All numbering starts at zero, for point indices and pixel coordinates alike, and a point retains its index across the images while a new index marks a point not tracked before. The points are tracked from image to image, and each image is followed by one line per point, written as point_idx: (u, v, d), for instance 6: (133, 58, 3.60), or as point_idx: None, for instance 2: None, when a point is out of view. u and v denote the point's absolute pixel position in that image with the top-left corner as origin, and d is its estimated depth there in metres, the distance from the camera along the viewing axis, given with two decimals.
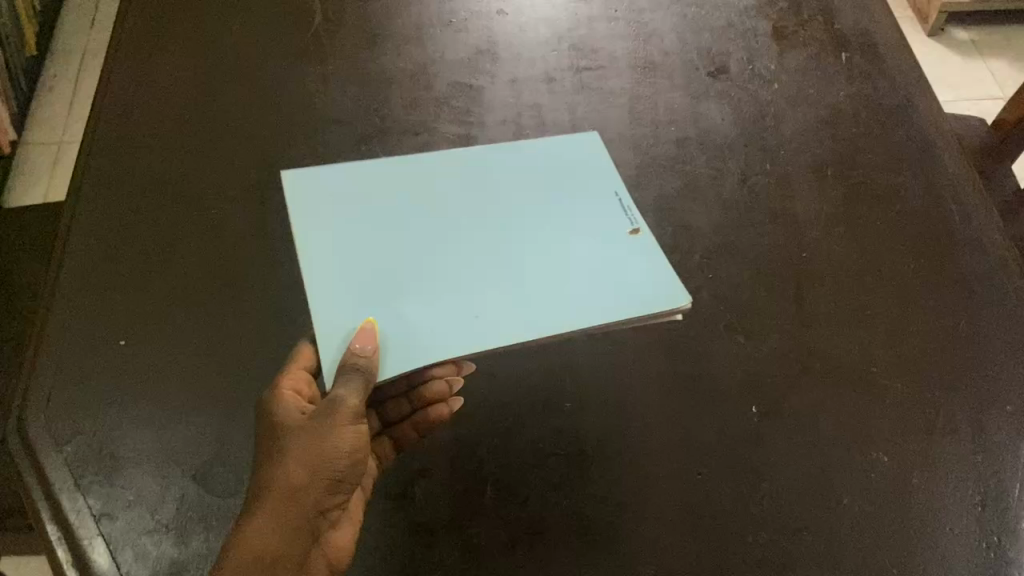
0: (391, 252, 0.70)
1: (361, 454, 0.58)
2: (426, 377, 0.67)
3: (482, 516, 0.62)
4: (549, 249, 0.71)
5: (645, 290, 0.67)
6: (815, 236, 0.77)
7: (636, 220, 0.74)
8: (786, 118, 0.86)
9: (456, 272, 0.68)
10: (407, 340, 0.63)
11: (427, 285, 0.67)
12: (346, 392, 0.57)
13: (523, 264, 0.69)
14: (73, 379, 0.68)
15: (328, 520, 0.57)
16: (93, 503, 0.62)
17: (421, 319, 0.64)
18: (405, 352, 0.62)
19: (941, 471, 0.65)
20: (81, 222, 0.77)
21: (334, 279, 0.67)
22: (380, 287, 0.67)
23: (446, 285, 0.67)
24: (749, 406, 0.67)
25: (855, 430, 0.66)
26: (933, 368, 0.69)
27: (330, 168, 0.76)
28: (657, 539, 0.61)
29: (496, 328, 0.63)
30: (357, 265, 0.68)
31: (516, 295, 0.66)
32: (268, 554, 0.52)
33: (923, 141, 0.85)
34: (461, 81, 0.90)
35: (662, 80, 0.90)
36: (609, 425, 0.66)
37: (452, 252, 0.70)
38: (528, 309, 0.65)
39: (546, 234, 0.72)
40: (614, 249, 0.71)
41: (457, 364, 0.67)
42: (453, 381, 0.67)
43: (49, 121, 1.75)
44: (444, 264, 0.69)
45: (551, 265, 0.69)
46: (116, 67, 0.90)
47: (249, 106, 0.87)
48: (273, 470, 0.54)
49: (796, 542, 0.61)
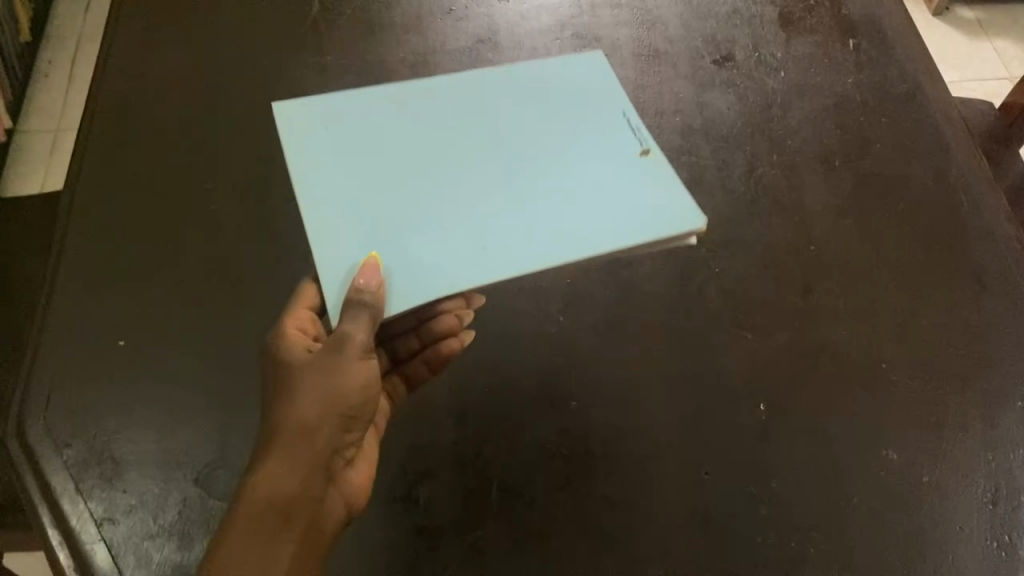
0: (396, 186, 0.68)
1: (372, 391, 0.58)
2: (434, 311, 0.68)
3: (488, 518, 0.61)
4: (559, 179, 0.69)
5: (658, 212, 0.66)
6: (823, 229, 0.76)
7: (645, 141, 0.72)
8: (793, 107, 0.85)
9: (461, 204, 0.67)
10: (416, 273, 0.61)
11: (434, 219, 0.66)
12: (353, 326, 0.57)
13: (533, 194, 0.68)
14: (73, 381, 0.67)
15: (344, 459, 0.58)
16: (95, 508, 0.61)
17: (429, 252, 0.63)
18: (415, 284, 0.61)
19: (951, 469, 0.64)
20: (78, 220, 0.76)
21: (336, 215, 0.66)
22: (386, 222, 0.65)
23: (454, 217, 0.66)
24: (757, 404, 0.66)
25: (864, 427, 0.65)
26: (943, 364, 0.68)
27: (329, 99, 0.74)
28: (666, 540, 0.61)
29: (507, 259, 0.62)
30: (360, 203, 0.67)
31: (526, 225, 0.65)
32: (286, 497, 0.52)
33: (932, 128, 0.83)
34: (462, 71, 0.88)
35: (667, 68, 0.88)
36: (615, 424, 0.65)
37: (458, 186, 0.68)
38: (539, 238, 0.64)
39: (554, 165, 0.70)
40: (626, 173, 0.70)
41: (467, 297, 0.69)
42: (464, 315, 0.68)
43: (46, 107, 1.73)
44: (451, 198, 0.67)
45: (561, 193, 0.68)
46: (110, 61, 0.88)
47: (247, 98, 0.86)
48: (283, 411, 0.55)
49: (805, 543, 0.61)
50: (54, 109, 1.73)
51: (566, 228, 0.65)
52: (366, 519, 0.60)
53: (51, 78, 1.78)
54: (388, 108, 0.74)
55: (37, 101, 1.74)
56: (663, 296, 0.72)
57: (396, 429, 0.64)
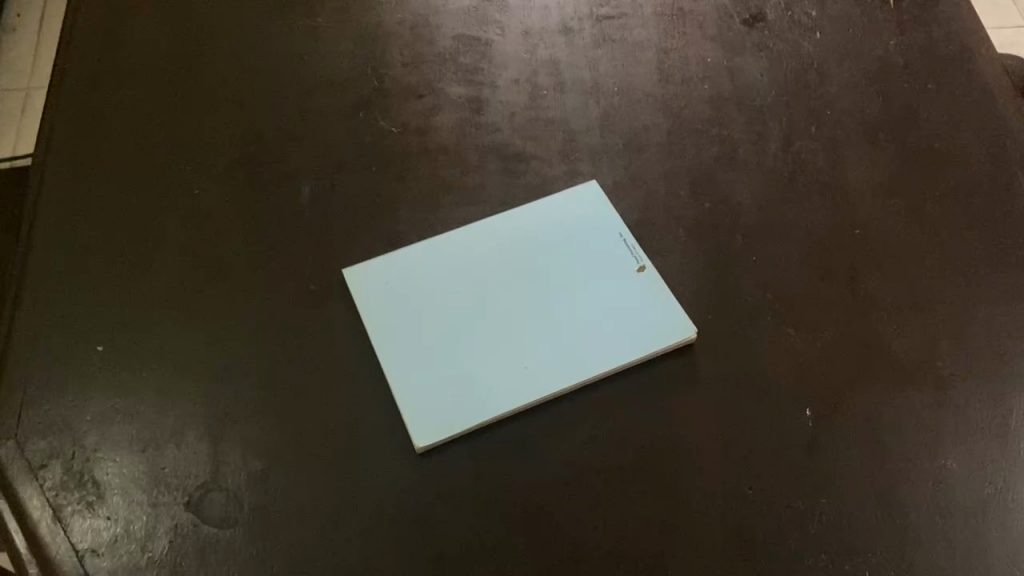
0: (410, 272, 0.66)
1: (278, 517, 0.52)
2: None
3: (509, 543, 0.55)
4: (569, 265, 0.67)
5: (655, 320, 0.64)
6: (868, 210, 0.70)
7: (667, 210, 0.70)
8: (832, 73, 0.79)
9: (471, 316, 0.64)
10: (433, 389, 0.60)
11: (450, 328, 0.64)
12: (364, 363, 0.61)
13: (547, 298, 0.65)
14: (47, 394, 0.60)
15: None
16: (77, 540, 0.54)
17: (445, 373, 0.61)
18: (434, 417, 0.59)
19: (1017, 480, 0.58)
20: (47, 211, 0.68)
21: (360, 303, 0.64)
22: (403, 316, 0.64)
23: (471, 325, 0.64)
24: (802, 409, 0.60)
25: (921, 434, 0.60)
26: (1003, 360, 0.63)
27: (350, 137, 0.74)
28: (707, 564, 0.54)
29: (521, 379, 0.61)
30: (379, 288, 0.65)
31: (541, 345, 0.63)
32: None
33: (980, 99, 0.77)
34: (469, 34, 0.81)
35: (693, 30, 0.82)
36: (650, 433, 0.59)
37: (470, 269, 0.67)
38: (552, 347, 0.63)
39: (563, 253, 0.68)
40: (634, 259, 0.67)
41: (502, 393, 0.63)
42: None
43: (14, 52, 1.53)
44: (464, 283, 0.66)
45: (572, 301, 0.65)
46: (77, 28, 0.80)
47: (231, 66, 0.78)
48: None
49: (861, 565, 0.55)
50: (25, 55, 1.53)
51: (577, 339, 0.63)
52: (375, 548, 0.54)
53: (23, 19, 1.57)
54: (408, 141, 0.74)
55: (7, 47, 1.54)
56: (696, 287, 0.66)
57: (406, 445, 0.58)
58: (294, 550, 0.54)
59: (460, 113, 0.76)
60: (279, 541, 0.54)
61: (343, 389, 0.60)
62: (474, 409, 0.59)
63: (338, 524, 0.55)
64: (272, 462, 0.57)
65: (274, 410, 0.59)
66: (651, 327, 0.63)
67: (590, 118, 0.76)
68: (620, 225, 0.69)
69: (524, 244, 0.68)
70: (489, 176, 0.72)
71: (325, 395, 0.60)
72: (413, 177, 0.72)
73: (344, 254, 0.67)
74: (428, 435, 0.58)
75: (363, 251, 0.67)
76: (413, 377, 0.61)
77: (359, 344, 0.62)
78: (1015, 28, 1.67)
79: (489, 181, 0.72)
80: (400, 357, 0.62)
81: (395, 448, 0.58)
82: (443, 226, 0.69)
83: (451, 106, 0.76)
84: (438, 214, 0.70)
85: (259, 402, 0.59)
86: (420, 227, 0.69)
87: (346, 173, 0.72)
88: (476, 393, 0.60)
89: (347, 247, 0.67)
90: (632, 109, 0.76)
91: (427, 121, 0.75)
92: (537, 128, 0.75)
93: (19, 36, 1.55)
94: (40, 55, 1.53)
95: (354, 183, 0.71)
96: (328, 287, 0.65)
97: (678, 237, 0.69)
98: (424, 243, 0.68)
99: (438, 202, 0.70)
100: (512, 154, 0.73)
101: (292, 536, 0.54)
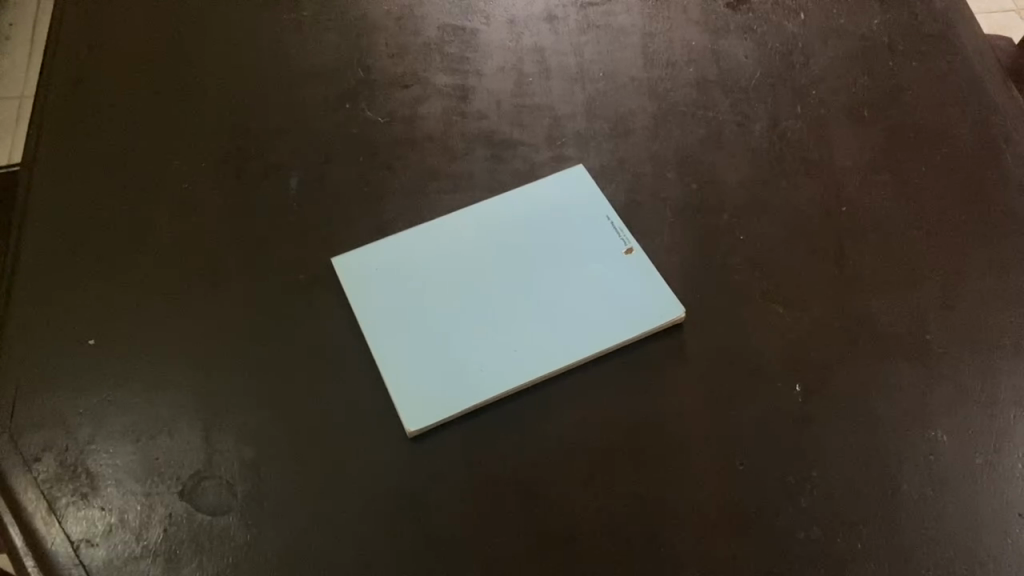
0: (404, 260, 0.67)
1: None
2: None
3: (502, 522, 0.55)
4: (560, 249, 0.67)
5: (642, 300, 0.64)
6: (854, 187, 0.71)
7: (656, 195, 0.70)
8: (816, 53, 0.80)
9: (464, 301, 0.64)
10: (428, 373, 0.60)
11: (444, 314, 0.64)
12: (358, 353, 0.62)
13: (538, 281, 0.66)
14: (41, 388, 0.60)
15: None
16: (72, 530, 0.54)
17: (441, 358, 0.61)
18: (430, 401, 0.59)
19: (1006, 448, 0.59)
20: (36, 210, 0.69)
21: (357, 291, 0.64)
22: (398, 303, 0.64)
23: (465, 309, 0.64)
24: (792, 384, 0.61)
25: (909, 406, 0.60)
26: (990, 331, 0.63)
27: (339, 127, 0.74)
28: (701, 540, 0.55)
29: (514, 361, 0.61)
30: (374, 277, 0.65)
31: (532, 326, 0.63)
32: None
33: (964, 76, 0.78)
34: (454, 24, 0.81)
35: (677, 15, 0.82)
36: (642, 412, 0.59)
37: (465, 254, 0.67)
38: (545, 327, 0.63)
39: (552, 237, 0.68)
40: (621, 242, 0.67)
41: None
42: None
43: (8, 60, 1.53)
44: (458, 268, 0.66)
45: (562, 282, 0.65)
46: (64, 28, 0.81)
47: (219, 62, 0.78)
48: None
49: (854, 536, 0.55)
50: (19, 63, 1.53)
51: (569, 321, 0.63)
52: (369, 533, 0.54)
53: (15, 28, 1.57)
54: (397, 130, 0.74)
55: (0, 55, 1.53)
56: (685, 267, 0.66)
57: (397, 431, 0.58)
58: (286, 537, 0.54)
59: (445, 102, 0.76)
60: (273, 528, 0.54)
61: (336, 376, 0.60)
62: (466, 391, 0.59)
63: (330, 510, 0.55)
64: (265, 450, 0.57)
65: (266, 397, 0.59)
66: (644, 308, 0.63)
67: (577, 104, 0.76)
68: (606, 208, 0.69)
69: (514, 229, 0.68)
70: (476, 162, 0.72)
71: (317, 382, 0.60)
72: (401, 166, 0.72)
73: (334, 243, 0.67)
74: (420, 420, 0.58)
75: (353, 239, 0.68)
76: (406, 362, 0.61)
77: (351, 332, 0.63)
78: (1005, 12, 1.66)
79: (477, 168, 0.72)
80: (397, 343, 0.62)
81: (388, 432, 0.58)
82: (432, 213, 0.69)
83: (436, 96, 0.76)
84: (427, 202, 0.70)
85: (251, 390, 0.60)
86: (409, 214, 0.69)
87: (334, 162, 0.72)
88: (469, 376, 0.60)
89: (337, 235, 0.68)
90: (618, 94, 0.77)
91: (414, 110, 0.75)
92: (523, 114, 0.75)
93: (13, 44, 1.55)
94: (33, 63, 1.53)
95: (343, 172, 0.71)
96: (319, 276, 0.65)
97: (666, 218, 0.69)
98: (413, 230, 0.68)
99: (427, 190, 0.71)
100: (499, 141, 0.74)
101: (287, 523, 0.55)
